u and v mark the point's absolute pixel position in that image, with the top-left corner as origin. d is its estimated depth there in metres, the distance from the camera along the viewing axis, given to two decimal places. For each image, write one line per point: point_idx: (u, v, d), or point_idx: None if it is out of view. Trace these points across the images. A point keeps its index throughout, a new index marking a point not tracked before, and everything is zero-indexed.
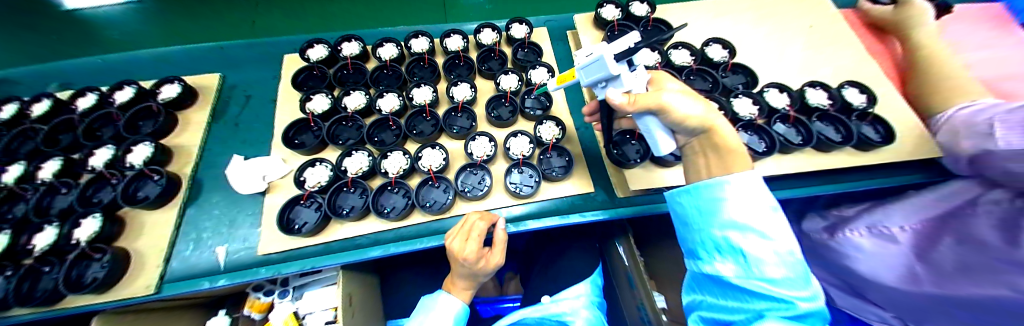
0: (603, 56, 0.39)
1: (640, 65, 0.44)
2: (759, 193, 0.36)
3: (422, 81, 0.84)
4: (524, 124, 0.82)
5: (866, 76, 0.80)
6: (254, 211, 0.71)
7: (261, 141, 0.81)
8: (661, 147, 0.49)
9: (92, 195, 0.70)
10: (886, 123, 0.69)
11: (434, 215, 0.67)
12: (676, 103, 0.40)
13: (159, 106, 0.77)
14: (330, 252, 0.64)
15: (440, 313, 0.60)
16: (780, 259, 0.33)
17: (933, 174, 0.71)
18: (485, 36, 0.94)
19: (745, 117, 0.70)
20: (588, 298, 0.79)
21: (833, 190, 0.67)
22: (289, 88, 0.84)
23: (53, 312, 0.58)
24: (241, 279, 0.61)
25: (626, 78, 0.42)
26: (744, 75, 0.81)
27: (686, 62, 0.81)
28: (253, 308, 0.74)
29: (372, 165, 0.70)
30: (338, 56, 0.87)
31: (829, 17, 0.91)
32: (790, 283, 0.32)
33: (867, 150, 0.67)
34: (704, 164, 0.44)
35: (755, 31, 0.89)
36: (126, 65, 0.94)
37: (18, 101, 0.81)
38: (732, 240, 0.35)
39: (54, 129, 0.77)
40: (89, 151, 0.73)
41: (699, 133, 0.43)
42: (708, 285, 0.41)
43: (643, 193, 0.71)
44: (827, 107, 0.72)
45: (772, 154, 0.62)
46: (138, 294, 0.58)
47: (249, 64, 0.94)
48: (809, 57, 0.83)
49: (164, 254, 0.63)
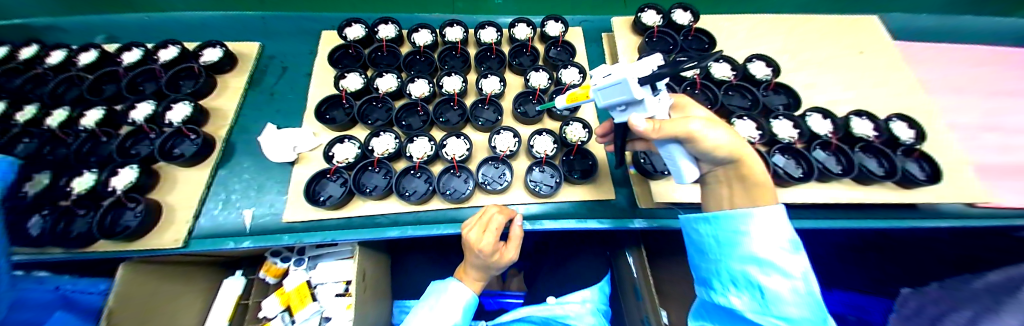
0: (626, 80, 0.35)
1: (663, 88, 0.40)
2: (789, 231, 0.33)
3: (453, 71, 0.84)
4: (550, 123, 0.82)
5: (914, 111, 0.76)
6: (282, 179, 0.73)
7: (293, 112, 0.84)
8: (685, 176, 0.46)
9: (130, 147, 0.72)
10: (934, 161, 0.66)
11: (453, 203, 0.67)
12: (706, 132, 0.36)
13: (199, 68, 0.79)
14: (350, 228, 0.65)
15: (451, 299, 0.61)
16: (802, 298, 0.30)
17: (974, 222, 0.68)
18: (520, 31, 0.94)
19: (783, 140, 0.68)
20: (594, 305, 0.79)
21: (867, 225, 0.64)
22: (325, 64, 0.86)
23: (84, 254, 0.60)
24: (264, 243, 0.63)
25: (649, 104, 0.38)
26: (785, 95, 0.78)
27: (725, 76, 0.79)
28: (269, 272, 0.78)
29: (399, 148, 0.71)
30: (374, 37, 0.88)
31: (880, 46, 0.87)
32: (808, 324, 0.29)
33: (909, 187, 0.64)
34: (727, 194, 0.43)
35: (798, 52, 0.86)
36: (171, 25, 0.97)
37: (68, 49, 0.84)
38: (751, 275, 0.34)
39: (98, 79, 0.80)
40: (131, 104, 0.76)
41: (726, 162, 0.40)
42: (719, 315, 0.40)
43: (665, 207, 0.70)
44: (871, 139, 0.69)
45: (809, 181, 0.60)
46: (167, 246, 0.60)
47: (287, 36, 0.97)
48: (855, 85, 0.80)
49: (193, 210, 0.65)
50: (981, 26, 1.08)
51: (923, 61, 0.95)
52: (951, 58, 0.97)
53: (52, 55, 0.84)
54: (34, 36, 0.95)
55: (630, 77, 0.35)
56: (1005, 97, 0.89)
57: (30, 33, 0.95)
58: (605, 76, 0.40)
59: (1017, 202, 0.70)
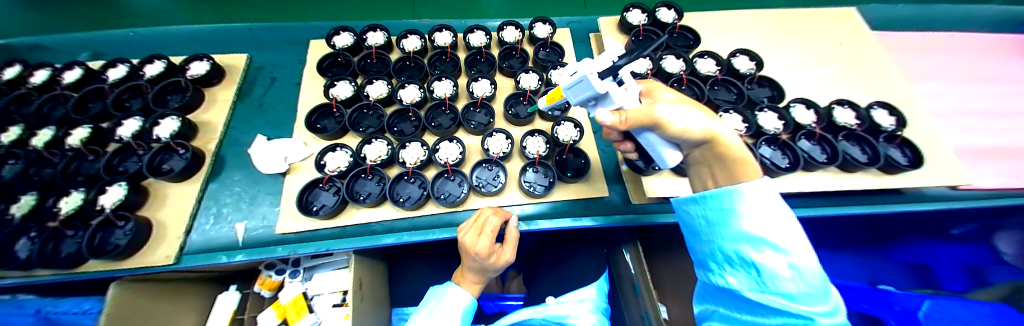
0: (585, 77, 0.39)
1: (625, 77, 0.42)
2: (777, 205, 0.34)
3: (443, 75, 0.85)
4: (542, 124, 0.83)
5: (894, 98, 0.78)
6: (274, 190, 0.73)
7: (284, 123, 0.83)
8: (668, 160, 0.49)
9: (118, 165, 0.71)
10: (915, 146, 0.67)
11: (448, 207, 0.67)
12: (671, 117, 0.39)
13: (187, 82, 0.79)
14: (345, 236, 0.65)
15: (449, 304, 0.60)
16: (799, 273, 0.30)
17: (958, 203, 0.70)
18: (508, 34, 0.94)
19: (769, 131, 0.69)
20: (594, 303, 0.79)
21: (854, 211, 0.66)
22: (314, 73, 0.86)
23: (73, 275, 0.59)
24: (257, 256, 0.62)
25: (615, 97, 0.41)
26: (770, 88, 0.80)
27: (710, 72, 0.81)
28: (264, 285, 0.77)
29: (391, 155, 0.71)
30: (363, 44, 0.89)
31: (859, 37, 0.90)
32: (812, 298, 0.29)
33: (893, 173, 0.66)
34: (709, 174, 0.45)
35: (780, 45, 0.88)
36: (158, 41, 0.97)
37: (50, 68, 0.83)
38: (744, 253, 0.34)
39: (83, 97, 0.79)
40: (118, 121, 0.75)
41: (700, 143, 0.42)
42: (722, 295, 0.40)
43: (658, 202, 0.71)
44: (854, 127, 0.71)
45: (795, 171, 0.62)
46: (158, 263, 0.60)
47: (276, 47, 0.97)
48: (836, 74, 0.82)
49: (184, 226, 0.65)
50: (957, 13, 1.11)
51: (899, 51, 0.98)
52: (928, 45, 1.00)
53: (35, 74, 0.83)
54: (15, 57, 0.93)
55: (588, 72, 0.39)
56: (982, 81, 0.92)
57: (10, 53, 0.93)
58: (572, 75, 0.44)
59: (993, 183, 0.73)
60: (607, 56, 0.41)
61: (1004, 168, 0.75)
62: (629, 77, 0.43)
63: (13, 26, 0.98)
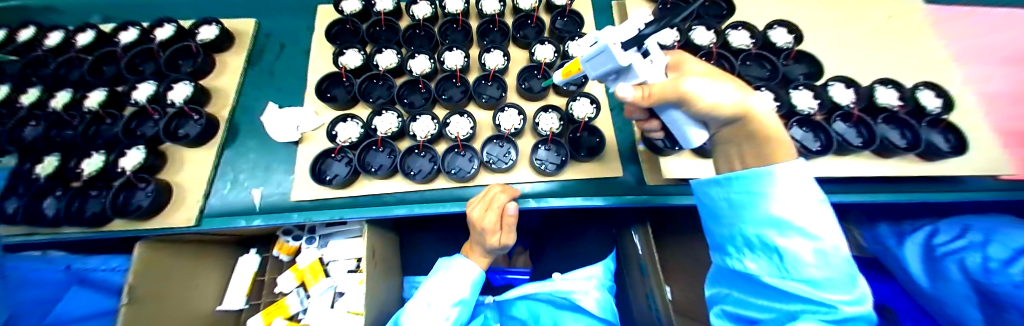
0: (607, 48, 0.36)
1: (650, 48, 0.39)
2: (811, 189, 0.31)
3: (455, 45, 0.81)
4: (557, 99, 0.78)
5: (944, 80, 0.72)
6: (288, 159, 0.73)
7: (294, 92, 0.82)
8: (693, 140, 0.46)
9: (136, 129, 0.72)
10: (960, 132, 0.62)
11: (458, 182, 0.66)
12: (701, 91, 0.36)
13: (197, 47, 0.77)
14: (357, 206, 0.66)
15: (455, 274, 0.61)
16: (827, 260, 0.28)
17: (998, 194, 0.65)
18: (524, 0, 0.88)
19: (802, 112, 0.65)
20: (598, 280, 0.81)
21: (885, 198, 0.62)
22: (323, 41, 0.84)
23: (101, 233, 0.62)
24: (274, 222, 0.64)
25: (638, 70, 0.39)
26: (807, 65, 0.74)
27: (743, 45, 0.75)
28: (282, 250, 0.81)
29: (402, 127, 0.69)
30: (372, 10, 0.85)
31: (912, 10, 0.81)
32: (836, 286, 0.28)
33: (931, 160, 0.62)
34: (738, 154, 0.42)
35: (821, 17, 0.80)
36: (167, 4, 0.95)
37: (64, 29, 0.83)
38: (768, 237, 0.32)
39: (97, 60, 0.79)
40: (132, 85, 0.75)
41: (732, 121, 0.39)
42: (737, 280, 0.39)
43: (674, 183, 0.69)
44: (896, 109, 0.65)
45: (827, 155, 0.58)
46: (179, 226, 0.62)
47: (284, 12, 0.94)
48: (880, 51, 0.75)
49: (203, 190, 0.66)
50: None
51: (956, 27, 0.89)
52: (989, 21, 0.90)
53: (48, 36, 0.83)
54: (30, 19, 0.94)
55: (610, 42, 0.36)
56: None
57: (27, 15, 0.94)
58: (591, 46, 0.41)
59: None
60: (631, 24, 0.38)
61: None
62: (657, 48, 0.39)
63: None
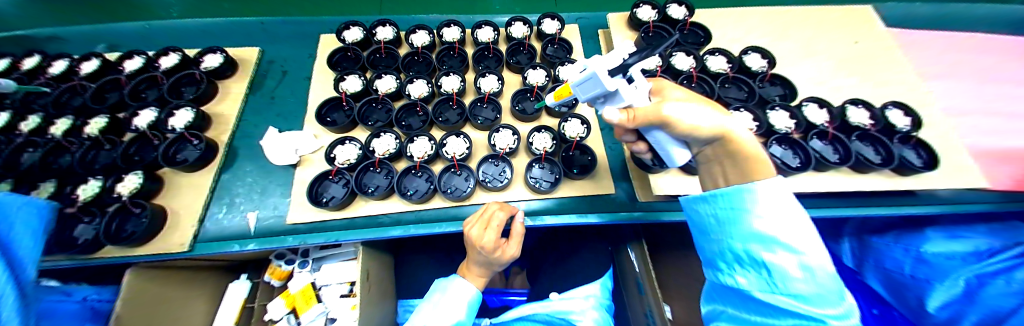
0: (596, 73, 0.39)
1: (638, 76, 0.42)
2: (790, 205, 0.33)
3: (451, 71, 0.85)
4: (548, 120, 0.82)
5: (909, 99, 0.77)
6: (285, 182, 0.74)
7: (294, 116, 0.85)
8: (677, 159, 0.49)
9: (134, 154, 0.73)
10: (931, 148, 0.66)
11: (455, 202, 0.67)
12: (680, 115, 0.39)
13: (201, 74, 0.80)
14: (353, 228, 0.66)
15: (451, 296, 0.61)
16: (812, 274, 0.29)
17: (973, 207, 0.68)
18: (516, 29, 0.94)
19: (780, 130, 0.68)
20: (596, 300, 0.79)
21: (864, 212, 0.65)
22: (324, 68, 0.87)
23: (89, 261, 0.60)
24: (268, 245, 0.64)
25: (624, 94, 0.42)
26: (782, 86, 0.79)
27: (721, 69, 0.80)
28: (275, 275, 0.80)
29: (399, 148, 0.71)
30: (372, 39, 0.90)
31: (874, 36, 0.88)
32: (824, 300, 0.29)
33: (905, 174, 0.65)
34: (721, 172, 0.44)
35: (792, 43, 0.87)
36: (174, 32, 0.99)
37: (70, 58, 0.86)
38: (755, 252, 0.33)
39: (101, 87, 0.81)
40: (134, 112, 0.76)
41: (712, 141, 0.42)
42: (730, 295, 0.40)
43: (665, 200, 0.71)
44: (868, 126, 0.69)
45: (807, 170, 0.61)
46: (173, 251, 0.61)
47: (288, 41, 0.98)
48: (849, 73, 0.81)
49: (198, 215, 0.66)
50: (979, 13, 1.08)
51: (916, 51, 0.96)
52: (946, 45, 0.98)
53: (54, 64, 0.85)
54: (34, 47, 0.95)
55: (598, 70, 0.39)
56: (1003, 83, 0.89)
57: (30, 44, 0.95)
58: (581, 72, 0.44)
59: (998, 186, 0.72)
60: (618, 53, 0.41)
61: (1018, 173, 0.73)
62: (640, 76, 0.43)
63: (18, 12, 0.96)
